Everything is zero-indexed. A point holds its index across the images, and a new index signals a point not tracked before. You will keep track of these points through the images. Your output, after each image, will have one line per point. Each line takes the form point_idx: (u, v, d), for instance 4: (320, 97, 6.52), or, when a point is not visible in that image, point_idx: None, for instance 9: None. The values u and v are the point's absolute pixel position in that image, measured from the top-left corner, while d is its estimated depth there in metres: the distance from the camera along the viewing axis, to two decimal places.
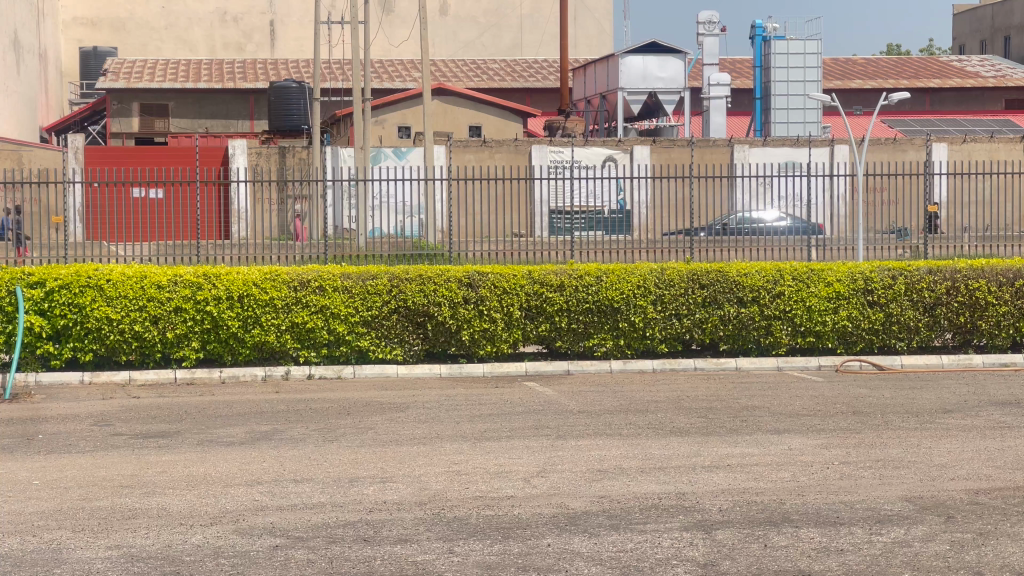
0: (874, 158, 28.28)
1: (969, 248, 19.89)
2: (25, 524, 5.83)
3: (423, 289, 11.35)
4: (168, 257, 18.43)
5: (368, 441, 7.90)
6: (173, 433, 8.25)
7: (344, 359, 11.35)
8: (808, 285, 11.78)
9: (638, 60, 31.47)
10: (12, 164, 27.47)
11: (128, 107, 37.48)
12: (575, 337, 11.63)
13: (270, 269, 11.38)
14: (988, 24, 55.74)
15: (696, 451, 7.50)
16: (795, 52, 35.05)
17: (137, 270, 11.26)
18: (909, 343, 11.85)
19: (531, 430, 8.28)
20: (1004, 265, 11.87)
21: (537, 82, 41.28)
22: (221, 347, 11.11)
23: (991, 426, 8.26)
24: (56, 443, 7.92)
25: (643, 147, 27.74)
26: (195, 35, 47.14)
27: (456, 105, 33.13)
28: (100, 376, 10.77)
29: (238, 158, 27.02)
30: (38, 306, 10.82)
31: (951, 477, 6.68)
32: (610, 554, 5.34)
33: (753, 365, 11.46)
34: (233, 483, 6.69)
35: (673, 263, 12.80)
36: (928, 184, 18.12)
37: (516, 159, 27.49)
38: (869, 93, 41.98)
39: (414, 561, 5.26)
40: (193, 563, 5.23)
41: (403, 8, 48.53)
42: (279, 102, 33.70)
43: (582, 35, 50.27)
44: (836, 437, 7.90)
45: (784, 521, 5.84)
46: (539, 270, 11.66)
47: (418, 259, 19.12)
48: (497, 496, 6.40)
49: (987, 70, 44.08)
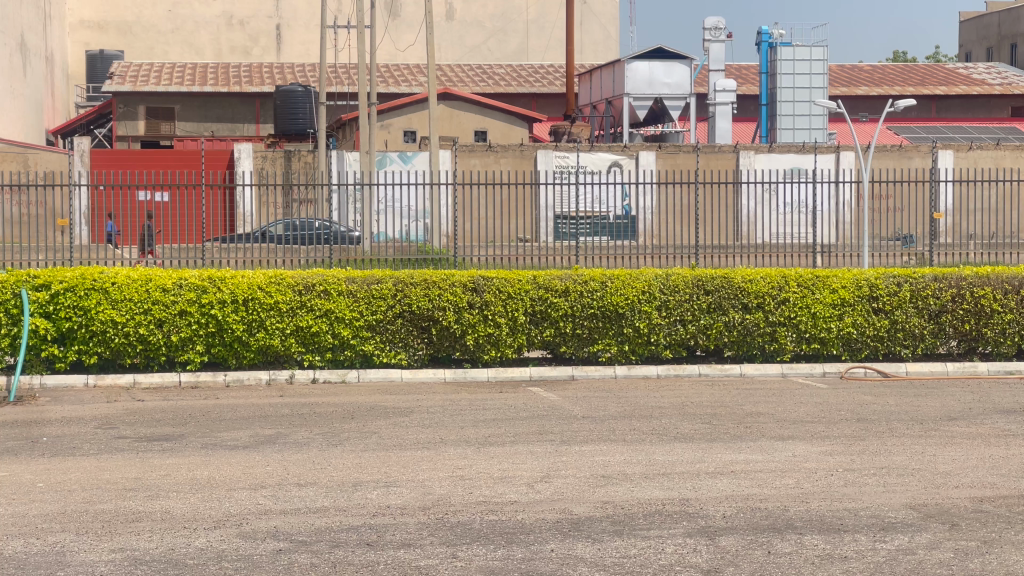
0: (878, 165, 28.29)
1: (975, 254, 19.69)
2: (28, 526, 5.85)
3: (429, 294, 11.38)
4: (175, 261, 18.37)
5: (372, 446, 7.91)
6: (177, 436, 8.26)
7: (348, 364, 11.37)
8: (812, 292, 11.76)
9: (644, 65, 31.39)
10: (19, 166, 27.55)
11: (134, 110, 37.60)
12: (581, 342, 11.63)
13: (275, 272, 11.38)
14: (994, 32, 55.78)
15: (700, 458, 7.48)
16: (801, 58, 34.95)
17: (142, 273, 11.26)
18: (914, 350, 11.82)
19: (534, 435, 8.30)
20: (1010, 272, 11.85)
21: (543, 87, 41.28)
22: (227, 351, 11.11)
23: (995, 433, 8.27)
24: (61, 445, 7.96)
25: (649, 153, 27.92)
26: (202, 39, 47.35)
27: (461, 110, 33.16)
28: (105, 379, 10.81)
29: (244, 161, 27.18)
30: (44, 308, 10.81)
31: (956, 485, 6.67)
32: (613, 561, 5.33)
33: (757, 372, 11.44)
34: (237, 487, 6.70)
35: (677, 267, 12.81)
36: (934, 194, 17.46)
37: (521, 164, 27.61)
38: (875, 100, 41.97)
39: (417, 565, 5.27)
40: (196, 566, 5.24)
41: (409, 12, 48.71)
42: (285, 106, 33.76)
43: (589, 41, 50.47)
44: (842, 444, 7.87)
45: (788, 528, 5.84)
46: (544, 275, 11.65)
47: (424, 263, 19.01)
48: (501, 500, 6.40)
49: (993, 77, 43.98)
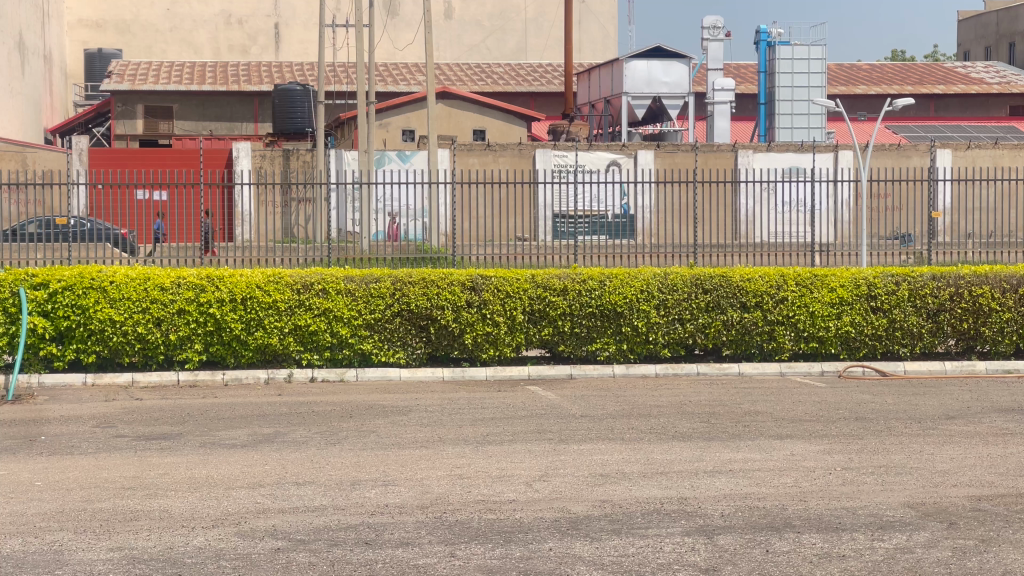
0: (877, 164, 28.33)
1: (975, 254, 19.56)
2: (25, 524, 5.85)
3: (426, 292, 11.36)
4: (171, 258, 18.25)
5: (371, 446, 7.88)
6: (175, 435, 8.27)
7: (347, 362, 11.37)
8: (811, 290, 11.76)
9: (642, 64, 31.38)
10: (17, 164, 27.52)
11: (133, 108, 37.56)
12: (579, 341, 11.63)
13: (273, 271, 11.38)
14: (993, 31, 55.79)
15: (699, 456, 7.50)
16: (801, 57, 34.95)
17: (140, 272, 11.26)
18: (912, 349, 11.82)
19: (533, 434, 8.28)
20: (1008, 271, 11.84)
21: (541, 86, 41.25)
22: (225, 349, 11.10)
23: (994, 432, 8.26)
24: (59, 444, 7.94)
25: (648, 152, 27.93)
26: (201, 37, 47.33)
27: (459, 109, 33.12)
28: (103, 377, 10.81)
29: (242, 160, 27.11)
30: (41, 307, 10.79)
31: (953, 484, 6.67)
32: (611, 559, 5.33)
33: (755, 370, 11.45)
34: (235, 486, 6.69)
35: (675, 267, 12.83)
36: (934, 194, 17.30)
37: (519, 164, 27.55)
38: (874, 99, 41.96)
39: (415, 564, 5.27)
40: (195, 565, 5.24)
41: (409, 11, 48.63)
42: (284, 105, 33.71)
43: (587, 40, 50.49)
44: (840, 443, 7.87)
45: (787, 526, 5.84)
46: (543, 274, 11.65)
47: (422, 263, 18.95)
48: (498, 499, 6.39)
49: (992, 76, 43.94)
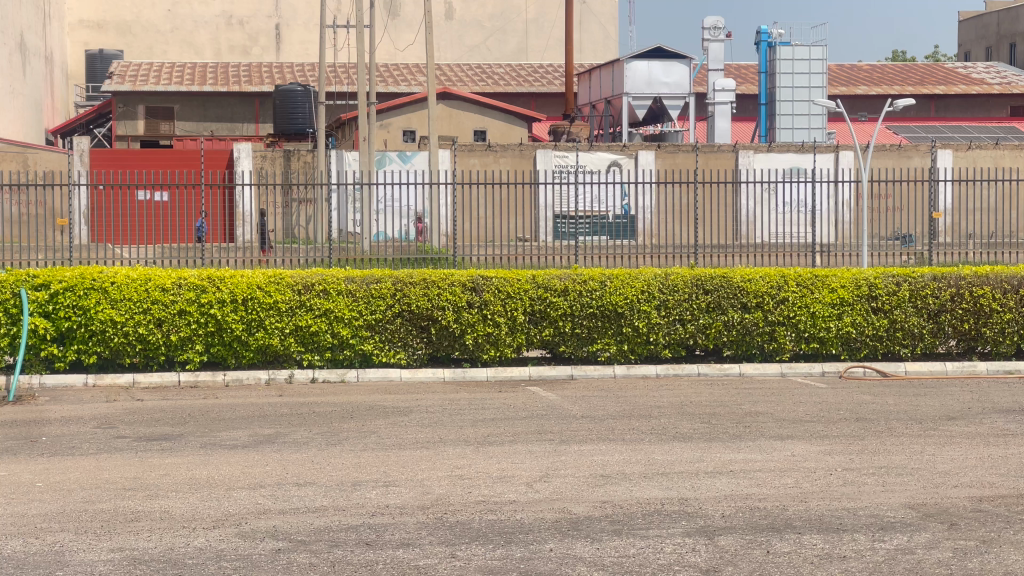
0: (878, 164, 28.32)
1: (980, 255, 19.35)
2: (27, 526, 5.85)
3: (428, 293, 11.38)
4: (173, 257, 18.20)
5: (372, 446, 7.90)
6: (176, 435, 8.27)
7: (347, 363, 11.36)
8: (811, 291, 11.77)
9: (643, 65, 31.37)
10: (19, 166, 27.48)
11: (133, 109, 37.54)
12: (579, 342, 11.63)
13: (274, 272, 11.39)
14: (993, 31, 55.79)
15: (699, 456, 7.50)
16: (801, 58, 34.97)
17: (141, 273, 11.27)
18: (912, 350, 11.82)
19: (533, 435, 8.28)
20: (1009, 272, 11.84)
21: (542, 87, 41.29)
22: (225, 350, 11.10)
23: (995, 433, 8.25)
24: (60, 445, 7.94)
25: (648, 153, 27.95)
26: (201, 38, 47.38)
27: (459, 109, 33.14)
28: (104, 378, 10.81)
29: (243, 161, 27.25)
30: (43, 308, 10.80)
31: (953, 485, 6.67)
32: (612, 560, 5.34)
33: (755, 370, 11.44)
34: (236, 487, 6.69)
35: (676, 267, 12.83)
36: (933, 194, 17.15)
37: (520, 164, 27.59)
38: (875, 99, 41.97)
39: (415, 565, 5.27)
40: (195, 566, 5.24)
41: (409, 12, 48.67)
42: (285, 106, 33.70)
43: (588, 41, 50.48)
44: (841, 443, 7.88)
45: (787, 527, 5.84)
46: (543, 274, 11.65)
47: (423, 264, 18.87)
48: (499, 500, 6.40)
49: (992, 76, 43.90)
